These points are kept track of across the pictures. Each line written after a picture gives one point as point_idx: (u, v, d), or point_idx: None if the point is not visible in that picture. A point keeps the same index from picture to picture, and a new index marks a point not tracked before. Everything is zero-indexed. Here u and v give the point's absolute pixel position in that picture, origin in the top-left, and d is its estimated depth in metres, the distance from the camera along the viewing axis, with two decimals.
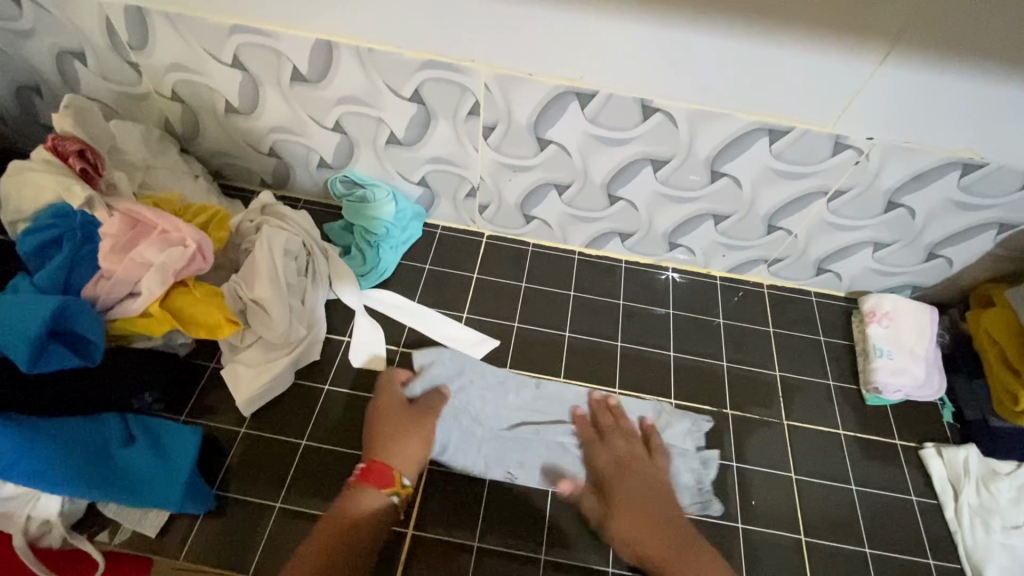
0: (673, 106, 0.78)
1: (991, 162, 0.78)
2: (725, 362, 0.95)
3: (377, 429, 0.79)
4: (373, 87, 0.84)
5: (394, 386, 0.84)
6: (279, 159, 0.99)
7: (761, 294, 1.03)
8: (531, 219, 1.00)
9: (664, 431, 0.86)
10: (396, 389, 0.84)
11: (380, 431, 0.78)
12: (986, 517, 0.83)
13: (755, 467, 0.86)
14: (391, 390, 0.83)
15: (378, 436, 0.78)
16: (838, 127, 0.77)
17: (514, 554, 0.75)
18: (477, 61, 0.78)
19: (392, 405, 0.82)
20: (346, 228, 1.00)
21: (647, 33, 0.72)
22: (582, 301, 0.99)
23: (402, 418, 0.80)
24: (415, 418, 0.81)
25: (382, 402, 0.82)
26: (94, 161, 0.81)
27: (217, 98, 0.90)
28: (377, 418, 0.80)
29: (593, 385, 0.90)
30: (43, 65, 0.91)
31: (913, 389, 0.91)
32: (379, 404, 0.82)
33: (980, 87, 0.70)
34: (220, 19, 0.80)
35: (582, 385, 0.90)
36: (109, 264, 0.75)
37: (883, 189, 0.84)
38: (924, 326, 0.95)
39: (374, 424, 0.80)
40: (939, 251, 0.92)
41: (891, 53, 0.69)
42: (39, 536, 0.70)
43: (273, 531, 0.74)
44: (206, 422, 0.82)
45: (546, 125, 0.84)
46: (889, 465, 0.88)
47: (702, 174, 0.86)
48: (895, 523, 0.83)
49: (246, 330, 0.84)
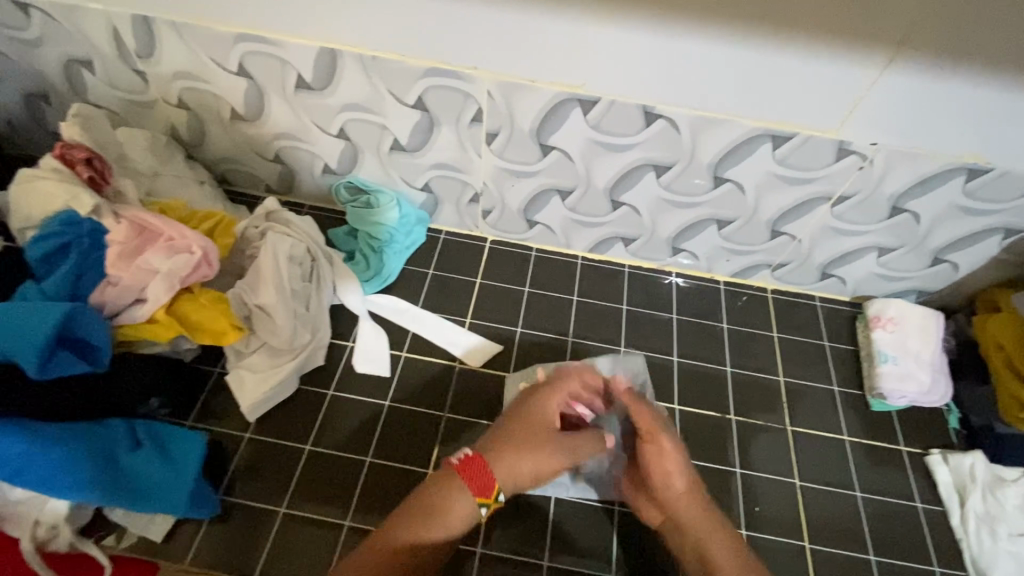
0: (675, 112, 0.78)
1: (996, 168, 0.78)
2: (728, 367, 0.95)
3: (516, 430, 0.72)
4: (377, 95, 0.84)
5: (551, 398, 0.76)
6: (284, 166, 1.00)
7: (764, 299, 1.03)
8: (533, 224, 1.00)
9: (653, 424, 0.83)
10: (552, 400, 0.75)
11: (515, 432, 0.72)
12: (991, 526, 0.82)
13: (759, 474, 0.85)
14: (550, 395, 0.76)
15: (513, 437, 0.72)
16: (842, 133, 0.77)
17: (517, 560, 0.76)
18: (480, 68, 0.79)
19: (539, 416, 0.74)
20: (350, 233, 1.00)
21: (650, 41, 0.72)
22: (585, 306, 0.99)
23: (546, 437, 0.73)
24: (559, 448, 0.73)
25: (530, 406, 0.75)
26: (101, 169, 0.82)
27: (222, 106, 0.91)
28: (522, 420, 0.74)
29: None
30: (51, 73, 0.92)
31: (919, 395, 0.91)
32: (528, 405, 0.75)
33: (984, 92, 0.70)
34: (225, 28, 0.80)
35: None
36: (116, 271, 0.75)
37: (887, 195, 0.84)
38: (930, 331, 0.94)
39: (514, 422, 0.74)
40: (944, 256, 0.92)
41: (895, 59, 0.69)
42: (46, 541, 0.70)
43: (277, 537, 0.75)
44: (211, 428, 0.82)
45: (549, 131, 0.84)
46: (894, 472, 0.87)
47: (705, 179, 0.86)
48: (900, 531, 0.83)
49: (251, 336, 0.84)
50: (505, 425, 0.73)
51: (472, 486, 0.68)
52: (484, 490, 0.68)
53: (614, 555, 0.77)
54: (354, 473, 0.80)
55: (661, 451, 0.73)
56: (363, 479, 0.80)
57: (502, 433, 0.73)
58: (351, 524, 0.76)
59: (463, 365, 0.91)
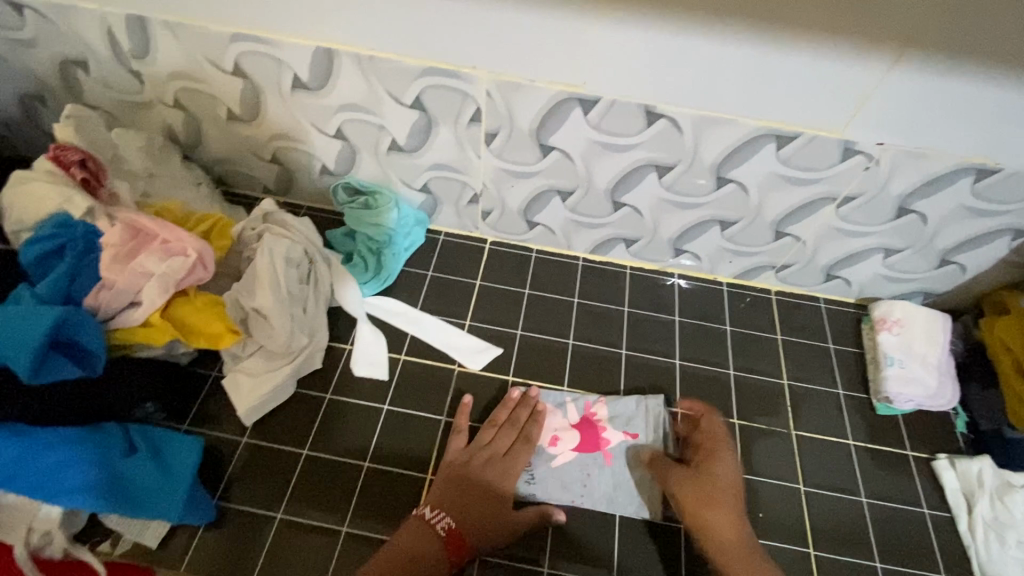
0: (677, 112, 0.77)
1: (1005, 168, 0.76)
2: (731, 370, 0.93)
3: (478, 500, 0.74)
4: (374, 95, 0.83)
5: (508, 466, 0.78)
6: (281, 167, 0.99)
7: (768, 301, 1.01)
8: (533, 225, 0.99)
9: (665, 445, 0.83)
10: (511, 469, 0.78)
11: (478, 498, 0.74)
12: (1000, 532, 0.80)
13: (763, 479, 0.84)
14: (502, 465, 0.78)
15: (477, 507, 0.74)
16: (847, 132, 0.76)
17: (516, 567, 0.74)
18: (478, 68, 0.77)
19: (496, 487, 0.76)
20: (347, 234, 0.99)
21: (650, 40, 0.71)
22: (586, 308, 0.98)
23: (487, 498, 0.75)
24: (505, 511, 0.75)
25: (489, 475, 0.76)
26: (95, 170, 0.81)
27: (218, 106, 0.90)
28: (483, 486, 0.75)
29: (595, 393, 0.89)
30: (47, 74, 0.91)
31: (925, 399, 0.89)
32: (473, 458, 0.78)
33: (994, 91, 0.68)
34: (220, 27, 0.79)
35: (585, 394, 0.88)
36: (110, 274, 0.74)
37: (893, 195, 0.82)
38: (936, 334, 0.93)
39: (472, 489, 0.75)
40: (951, 258, 0.90)
41: (901, 58, 0.67)
42: (40, 547, 0.70)
43: (273, 542, 0.74)
44: (207, 432, 0.82)
45: (548, 131, 0.83)
46: (901, 477, 0.86)
47: (707, 179, 0.85)
48: (907, 537, 0.81)
49: (247, 339, 0.83)
50: (458, 488, 0.75)
51: (454, 550, 0.70)
52: (464, 552, 0.71)
53: (616, 561, 0.76)
54: (352, 477, 0.79)
55: (687, 488, 0.76)
56: (361, 483, 0.79)
57: (467, 500, 0.74)
58: (348, 530, 0.75)
59: (463, 368, 0.90)
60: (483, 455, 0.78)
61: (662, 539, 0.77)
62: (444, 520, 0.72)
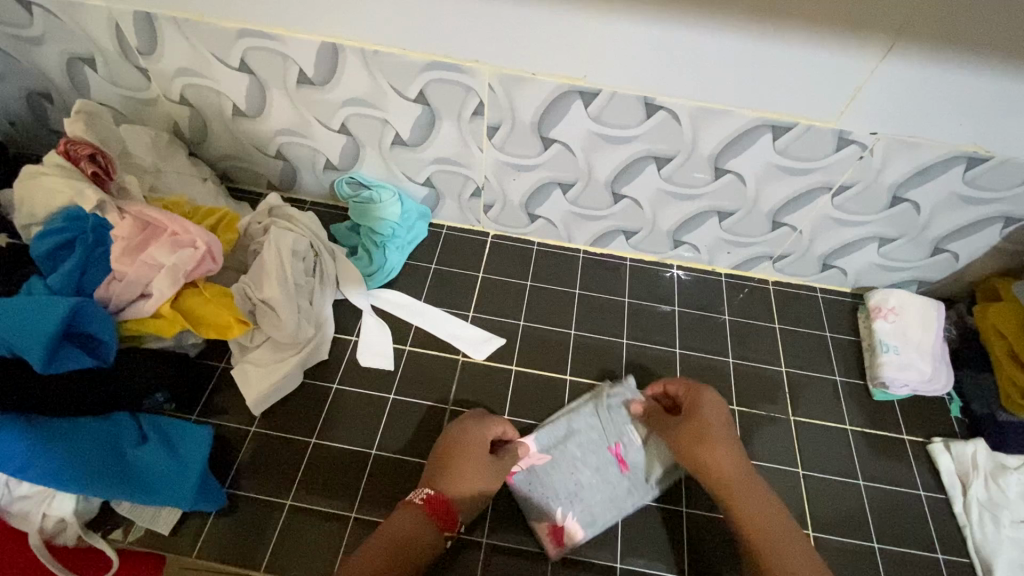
0: (675, 104, 0.79)
1: (995, 156, 0.78)
2: (731, 359, 0.95)
3: (456, 469, 0.73)
4: (378, 89, 0.84)
5: (486, 425, 0.78)
6: (286, 162, 1.00)
7: (765, 291, 1.03)
8: (535, 218, 1.00)
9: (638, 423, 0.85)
10: (487, 428, 0.78)
11: (462, 466, 0.74)
12: (994, 511, 0.82)
13: (762, 463, 0.86)
14: (475, 423, 0.78)
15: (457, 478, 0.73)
16: (842, 122, 0.78)
17: (523, 551, 0.76)
18: (481, 61, 0.79)
19: (475, 448, 0.75)
20: (352, 228, 1.01)
21: (649, 34, 0.73)
22: (587, 299, 1.00)
23: (469, 464, 0.74)
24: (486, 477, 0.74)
25: (464, 437, 0.76)
26: (105, 165, 0.83)
27: (225, 102, 0.92)
28: (460, 450, 0.75)
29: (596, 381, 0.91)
30: (54, 72, 0.93)
31: (920, 384, 0.91)
32: (463, 437, 0.76)
33: (983, 80, 0.70)
34: (226, 24, 0.81)
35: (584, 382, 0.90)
36: (120, 266, 0.76)
37: (887, 185, 0.84)
38: (930, 321, 0.94)
39: (448, 459, 0.74)
40: (944, 246, 0.92)
41: (892, 50, 0.69)
42: (54, 534, 0.71)
43: (283, 528, 0.75)
44: (216, 422, 0.83)
45: (550, 123, 0.84)
46: (897, 461, 0.88)
47: (705, 172, 0.87)
48: (903, 519, 0.83)
49: (255, 330, 0.85)
50: (438, 458, 0.75)
51: (441, 517, 0.69)
52: (452, 519, 0.70)
53: (619, 544, 0.77)
54: (359, 466, 0.80)
55: (675, 437, 0.77)
56: (369, 470, 0.80)
57: (448, 469, 0.73)
58: (357, 516, 0.76)
59: (467, 357, 0.91)
60: (464, 422, 0.78)
61: (663, 522, 0.79)
62: (423, 492, 0.71)
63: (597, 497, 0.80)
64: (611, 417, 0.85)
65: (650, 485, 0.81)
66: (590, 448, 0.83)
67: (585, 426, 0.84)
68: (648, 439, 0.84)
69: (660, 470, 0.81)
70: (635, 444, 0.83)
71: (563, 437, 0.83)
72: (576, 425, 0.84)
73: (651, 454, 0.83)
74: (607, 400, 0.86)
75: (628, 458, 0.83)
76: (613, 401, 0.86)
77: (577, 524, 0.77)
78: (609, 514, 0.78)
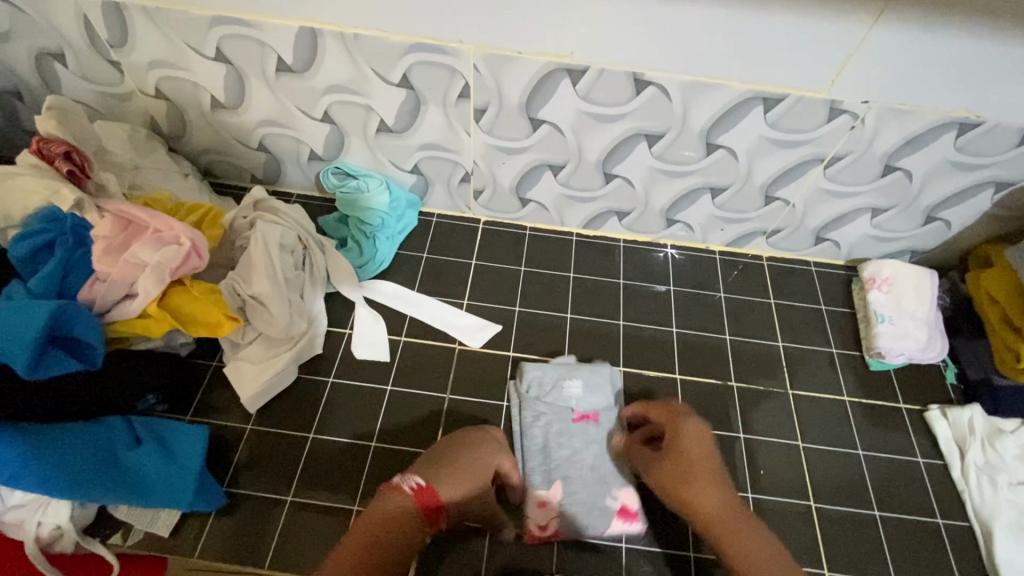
0: (665, 79, 0.77)
1: (986, 121, 0.78)
2: (727, 336, 0.95)
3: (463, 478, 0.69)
4: (361, 75, 0.82)
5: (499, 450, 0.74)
6: (269, 154, 0.98)
7: (760, 267, 1.03)
8: (526, 202, 0.99)
9: (577, 374, 0.85)
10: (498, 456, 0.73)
11: (469, 466, 0.70)
12: (992, 475, 0.83)
13: (762, 439, 0.86)
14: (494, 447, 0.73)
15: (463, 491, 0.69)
16: (833, 93, 0.77)
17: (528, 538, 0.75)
18: (465, 42, 0.77)
19: (485, 464, 0.71)
20: (340, 220, 0.99)
21: (635, 7, 0.71)
22: (582, 283, 0.99)
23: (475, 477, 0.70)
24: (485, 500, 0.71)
25: (479, 444, 0.73)
26: (81, 163, 0.80)
27: (202, 94, 0.89)
28: (470, 458, 0.71)
29: (542, 357, 0.91)
30: (23, 69, 0.89)
31: (916, 352, 0.92)
32: (473, 446, 0.72)
33: (974, 43, 0.69)
34: (199, 11, 0.78)
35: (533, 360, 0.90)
36: (103, 266, 0.74)
37: (879, 154, 0.84)
38: (925, 290, 0.95)
39: (449, 464, 0.69)
40: (937, 214, 0.92)
41: (883, 15, 0.68)
42: (50, 542, 0.70)
43: (286, 524, 0.75)
44: (211, 421, 0.82)
45: (538, 104, 0.83)
46: (895, 430, 0.88)
47: (696, 149, 0.86)
48: (902, 486, 0.84)
49: (247, 327, 0.83)
50: (442, 456, 0.70)
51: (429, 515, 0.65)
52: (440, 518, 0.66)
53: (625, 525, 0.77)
54: (360, 458, 0.80)
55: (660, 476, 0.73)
56: (370, 460, 0.80)
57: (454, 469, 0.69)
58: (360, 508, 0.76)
59: (463, 345, 0.90)
60: (486, 435, 0.74)
61: (666, 502, 0.79)
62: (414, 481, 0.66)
63: (611, 470, 0.80)
64: (546, 400, 0.83)
65: (611, 404, 0.85)
66: (567, 437, 0.81)
67: (543, 428, 0.82)
68: (581, 381, 0.85)
69: (606, 399, 0.85)
70: (578, 396, 0.84)
71: (542, 448, 0.80)
72: (535, 438, 0.81)
73: (596, 392, 0.85)
74: (530, 393, 0.84)
75: (585, 410, 0.83)
76: (535, 389, 0.84)
77: (629, 490, 0.78)
78: (620, 469, 0.80)
